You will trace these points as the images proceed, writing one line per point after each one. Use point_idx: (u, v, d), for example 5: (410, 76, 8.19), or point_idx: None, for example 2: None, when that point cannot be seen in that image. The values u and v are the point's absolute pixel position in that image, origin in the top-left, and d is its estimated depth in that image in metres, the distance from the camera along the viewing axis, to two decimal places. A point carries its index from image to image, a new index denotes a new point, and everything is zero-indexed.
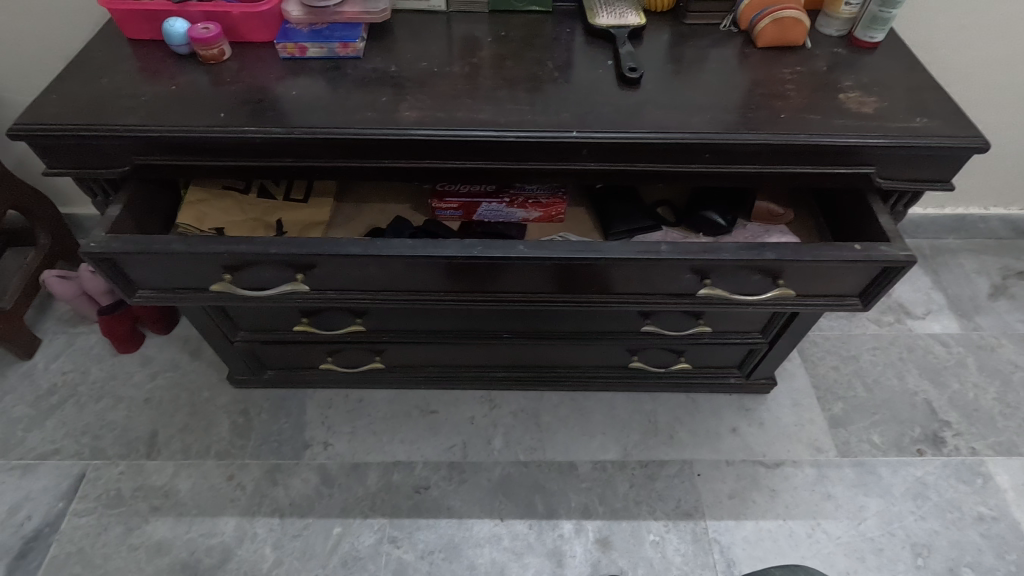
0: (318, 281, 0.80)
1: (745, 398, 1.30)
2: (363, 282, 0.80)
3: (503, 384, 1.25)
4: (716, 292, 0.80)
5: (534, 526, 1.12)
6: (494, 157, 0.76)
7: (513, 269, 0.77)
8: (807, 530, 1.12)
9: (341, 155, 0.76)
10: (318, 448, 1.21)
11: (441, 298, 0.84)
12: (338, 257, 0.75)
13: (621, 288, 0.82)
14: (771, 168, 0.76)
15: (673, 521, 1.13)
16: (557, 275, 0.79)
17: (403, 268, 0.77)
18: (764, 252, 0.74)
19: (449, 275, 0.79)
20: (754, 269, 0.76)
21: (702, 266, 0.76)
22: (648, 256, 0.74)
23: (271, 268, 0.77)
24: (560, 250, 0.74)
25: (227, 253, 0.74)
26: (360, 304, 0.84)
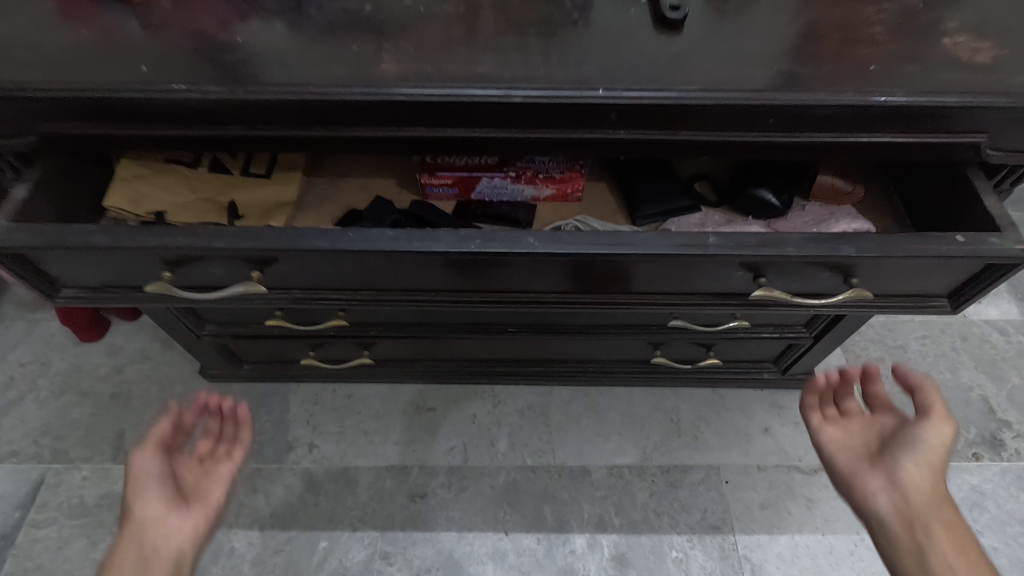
0: (280, 278, 0.65)
1: (778, 394, 1.16)
2: (337, 279, 0.66)
3: (508, 378, 1.12)
4: (774, 295, 0.66)
5: (544, 541, 1.01)
6: (496, 122, 0.60)
7: (522, 266, 0.63)
8: (849, 547, 1.00)
9: (302, 121, 0.60)
10: (302, 450, 1.09)
11: (433, 295, 0.70)
12: (302, 253, 0.60)
13: (650, 284, 0.67)
14: (851, 136, 0.60)
15: (698, 535, 1.01)
16: (574, 272, 0.64)
17: (384, 264, 0.62)
18: (840, 246, 0.58)
19: (442, 270, 0.64)
20: (822, 266, 0.61)
21: (758, 262, 0.60)
22: (691, 251, 0.59)
23: (220, 265, 0.63)
24: (579, 242, 0.59)
25: (160, 247, 0.58)
26: (336, 303, 0.70)
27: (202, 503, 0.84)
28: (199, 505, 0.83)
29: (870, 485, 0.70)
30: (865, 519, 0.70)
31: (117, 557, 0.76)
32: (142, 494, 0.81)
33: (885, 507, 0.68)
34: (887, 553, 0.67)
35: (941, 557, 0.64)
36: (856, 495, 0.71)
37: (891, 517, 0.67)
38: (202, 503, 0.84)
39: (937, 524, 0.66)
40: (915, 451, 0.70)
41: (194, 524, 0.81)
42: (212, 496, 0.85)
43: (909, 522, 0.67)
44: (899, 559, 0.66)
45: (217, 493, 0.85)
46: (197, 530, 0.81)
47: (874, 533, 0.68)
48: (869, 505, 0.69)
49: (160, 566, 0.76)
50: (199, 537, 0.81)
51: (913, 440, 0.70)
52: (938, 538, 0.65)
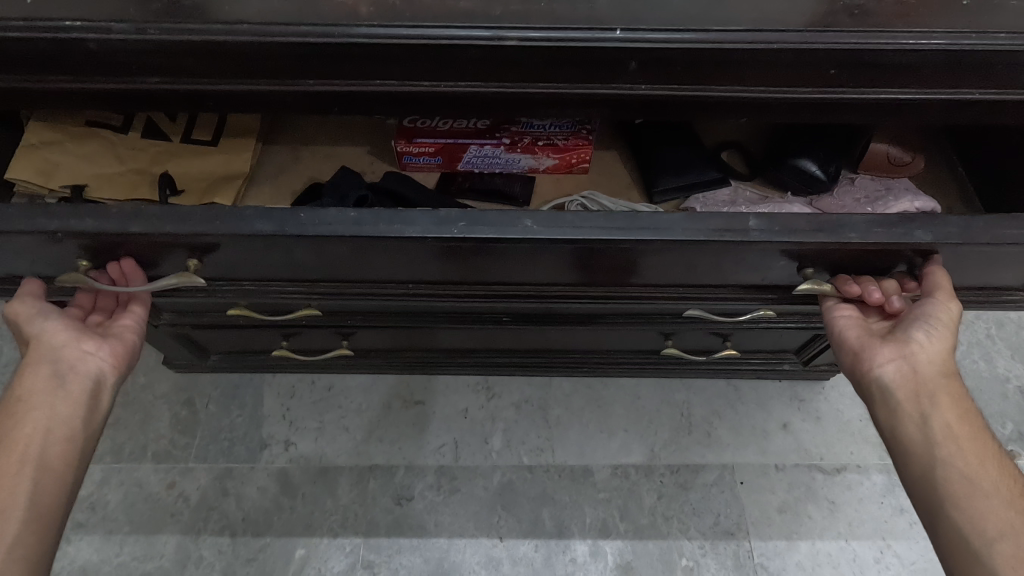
0: (223, 265, 0.55)
1: (798, 386, 1.06)
2: (296, 268, 0.55)
3: (502, 369, 1.01)
4: (824, 287, 0.55)
5: (542, 548, 0.92)
6: (484, 75, 0.48)
7: (515, 256, 0.52)
8: (874, 555, 0.92)
9: (241, 72, 0.48)
10: (277, 448, 1.00)
11: (409, 288, 0.59)
12: (247, 239, 0.49)
13: (666, 275, 0.57)
14: (925, 94, 0.48)
15: (711, 542, 0.93)
16: (578, 262, 0.53)
17: (349, 251, 0.52)
18: (913, 231, 0.49)
19: (421, 259, 0.53)
20: (877, 254, 0.52)
21: (800, 249, 0.50)
22: (728, 238, 0.49)
23: (149, 253, 0.52)
24: (587, 225, 0.49)
25: (74, 231, 0.48)
26: (295, 296, 0.60)
27: (118, 337, 0.58)
28: (117, 343, 0.58)
29: (872, 350, 0.55)
30: (864, 388, 0.57)
31: (10, 399, 0.52)
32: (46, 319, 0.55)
33: (889, 374, 0.54)
34: (887, 424, 0.54)
35: (947, 432, 0.51)
36: (855, 365, 0.57)
37: (895, 384, 0.54)
38: (118, 334, 0.58)
39: (947, 393, 0.53)
40: (930, 317, 0.53)
41: (113, 361, 0.57)
42: (132, 331, 0.60)
43: (915, 389, 0.53)
44: (900, 430, 0.53)
45: (134, 324, 0.60)
46: (116, 364, 0.58)
47: (874, 403, 0.55)
48: (870, 373, 0.55)
49: (68, 402, 0.53)
50: (117, 378, 0.58)
51: (927, 309, 0.53)
52: (948, 406, 0.52)
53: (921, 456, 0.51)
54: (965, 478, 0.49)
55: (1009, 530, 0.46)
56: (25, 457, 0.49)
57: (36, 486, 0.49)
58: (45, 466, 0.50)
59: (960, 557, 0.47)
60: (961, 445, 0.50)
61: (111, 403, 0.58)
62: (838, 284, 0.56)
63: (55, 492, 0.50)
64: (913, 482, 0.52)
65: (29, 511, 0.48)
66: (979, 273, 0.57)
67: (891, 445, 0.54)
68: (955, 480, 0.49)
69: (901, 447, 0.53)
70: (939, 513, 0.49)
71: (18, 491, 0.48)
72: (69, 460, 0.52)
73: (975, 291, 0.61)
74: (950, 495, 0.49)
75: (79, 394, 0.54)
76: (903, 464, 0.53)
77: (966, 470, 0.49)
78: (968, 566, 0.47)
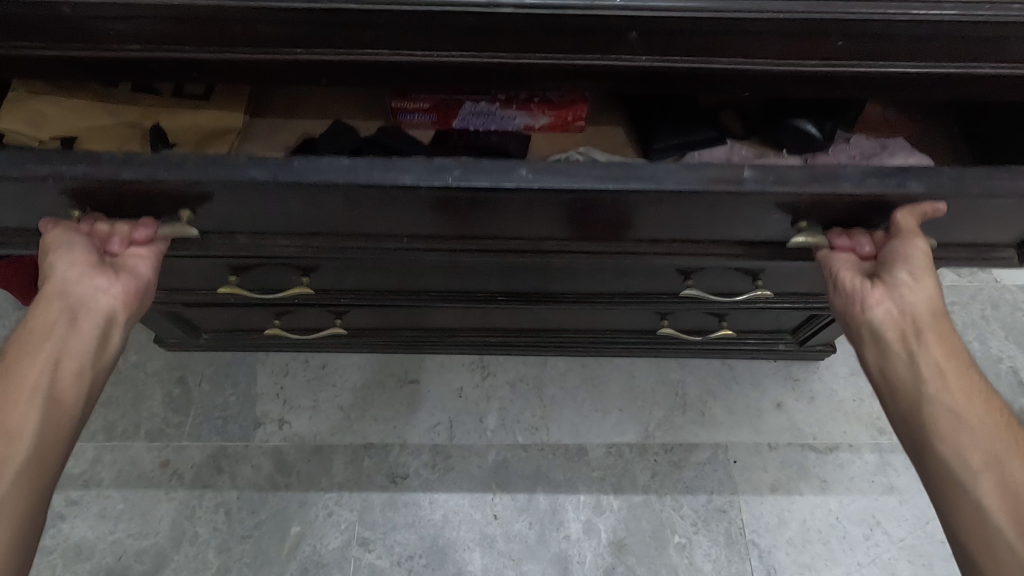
0: (217, 216, 0.55)
1: (792, 365, 1.06)
2: (290, 218, 0.55)
3: (498, 349, 1.01)
4: (820, 240, 0.55)
5: (536, 525, 0.93)
6: (478, 44, 0.46)
7: (511, 208, 0.52)
8: (864, 532, 0.93)
9: (226, 40, 0.46)
10: (272, 426, 0.99)
11: (404, 242, 0.59)
12: (238, 185, 0.48)
13: (661, 229, 0.56)
14: (935, 67, 0.47)
15: (703, 519, 0.94)
16: (571, 214, 0.53)
17: (344, 202, 0.51)
18: (905, 182, 0.49)
19: (414, 210, 0.52)
20: (870, 206, 0.52)
21: (799, 199, 0.50)
22: (723, 187, 0.48)
23: (143, 201, 0.52)
24: (582, 175, 0.48)
25: (67, 176, 0.47)
26: (292, 249, 0.60)
27: (131, 273, 0.54)
28: (130, 279, 0.54)
29: (860, 294, 0.53)
30: (852, 329, 0.55)
31: (23, 334, 0.50)
32: (58, 256, 0.52)
33: (878, 315, 0.52)
34: (877, 364, 0.53)
35: (934, 368, 0.50)
36: (844, 309, 0.55)
37: (884, 324, 0.52)
38: (131, 271, 0.54)
39: (935, 330, 0.51)
40: (913, 260, 0.51)
41: (125, 300, 0.54)
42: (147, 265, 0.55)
43: (903, 329, 0.52)
44: (890, 370, 0.52)
45: (150, 260, 0.55)
46: (128, 301, 0.54)
47: (863, 344, 0.54)
48: (860, 314, 0.53)
49: (79, 338, 0.51)
50: (130, 317, 0.55)
51: (904, 253, 0.52)
52: (936, 344, 0.51)
53: (908, 394, 0.51)
54: (951, 412, 0.48)
55: (993, 460, 0.46)
56: (34, 387, 0.48)
57: (45, 419, 0.47)
58: (54, 400, 0.48)
59: (945, 490, 0.47)
60: (948, 381, 0.50)
61: (124, 342, 0.55)
62: (830, 237, 0.55)
63: (61, 430, 0.48)
64: (904, 420, 0.51)
65: (35, 444, 0.46)
66: (971, 228, 0.56)
67: (880, 384, 0.54)
68: (941, 416, 0.48)
69: (891, 385, 0.52)
70: (927, 449, 0.49)
71: (29, 422, 0.46)
72: (76, 398, 0.50)
73: (966, 247, 0.61)
74: (936, 429, 0.48)
75: (89, 331, 0.52)
76: (893, 404, 0.52)
77: (953, 405, 0.48)
78: (953, 498, 0.46)
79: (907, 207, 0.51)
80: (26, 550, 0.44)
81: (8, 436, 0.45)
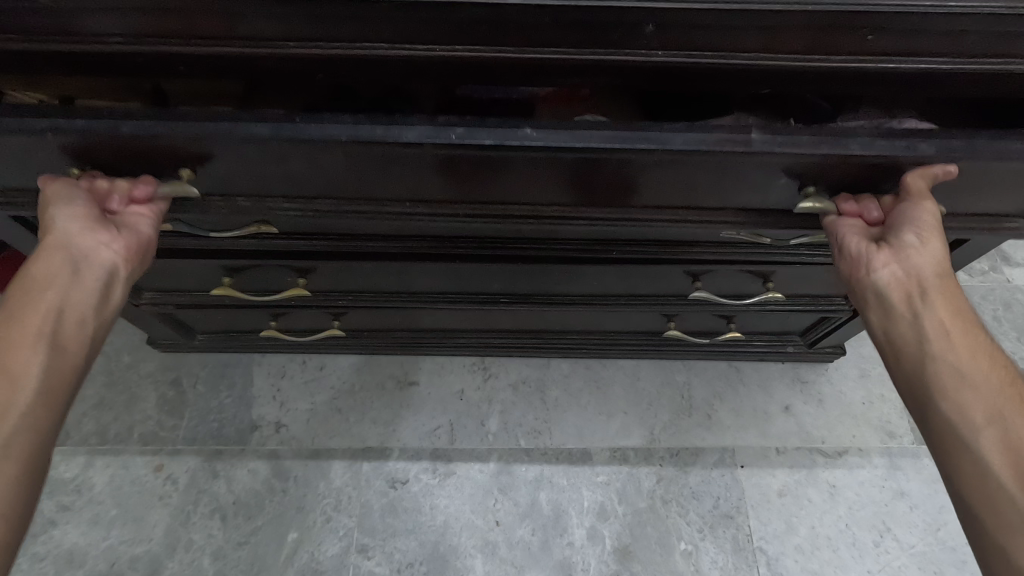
0: (217, 179, 0.53)
1: (800, 367, 1.04)
2: (285, 182, 0.53)
3: (499, 351, 0.99)
4: (826, 206, 0.52)
5: (540, 531, 0.91)
6: (482, 38, 0.43)
7: (515, 171, 0.50)
8: (874, 539, 0.91)
9: (213, 33, 0.43)
10: (268, 430, 0.97)
11: (404, 208, 0.56)
12: (239, 142, 0.47)
13: (667, 195, 0.54)
14: (967, 63, 0.44)
15: (709, 525, 0.92)
16: (576, 177, 0.51)
17: (345, 163, 0.50)
18: (916, 143, 0.47)
19: (414, 172, 0.51)
20: (883, 171, 0.50)
21: (811, 162, 0.48)
22: (730, 147, 0.47)
23: (143, 160, 0.50)
24: (588, 134, 0.47)
25: (64, 130, 0.46)
26: (291, 211, 0.57)
27: (133, 230, 0.51)
28: (132, 235, 0.51)
29: (865, 257, 0.51)
30: (855, 292, 0.53)
31: (21, 280, 0.48)
32: (57, 208, 0.48)
33: (885, 278, 0.50)
34: (879, 325, 0.52)
35: (938, 328, 0.49)
36: (848, 272, 0.53)
37: (890, 287, 0.50)
38: (132, 228, 0.51)
39: (941, 290, 0.49)
40: (921, 222, 0.49)
41: (128, 257, 0.51)
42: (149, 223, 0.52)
43: (909, 291, 0.50)
44: (893, 332, 0.51)
45: (152, 218, 0.52)
46: (130, 258, 0.51)
47: (866, 306, 0.52)
48: (865, 278, 0.51)
49: (81, 288, 0.49)
50: (132, 273, 0.52)
51: (913, 216, 0.49)
52: (941, 304, 0.49)
53: (912, 353, 0.50)
54: (955, 372, 0.47)
55: (995, 417, 0.46)
56: (38, 330, 0.46)
57: (50, 364, 0.46)
58: (57, 347, 0.47)
59: (946, 446, 0.47)
60: (952, 340, 0.49)
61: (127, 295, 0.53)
62: (840, 205, 0.52)
63: (65, 375, 0.47)
64: (906, 380, 0.51)
65: (40, 388, 0.45)
66: (979, 198, 0.55)
67: (881, 345, 0.53)
68: (944, 374, 0.48)
69: (893, 346, 0.51)
70: (928, 407, 0.48)
71: (32, 366, 0.45)
72: (81, 343, 0.49)
73: (977, 217, 0.58)
74: (938, 387, 0.48)
75: (92, 283, 0.49)
76: (895, 362, 0.52)
77: (956, 364, 0.48)
78: (954, 454, 0.46)
79: (916, 170, 0.49)
80: (36, 492, 0.43)
81: (13, 380, 0.44)
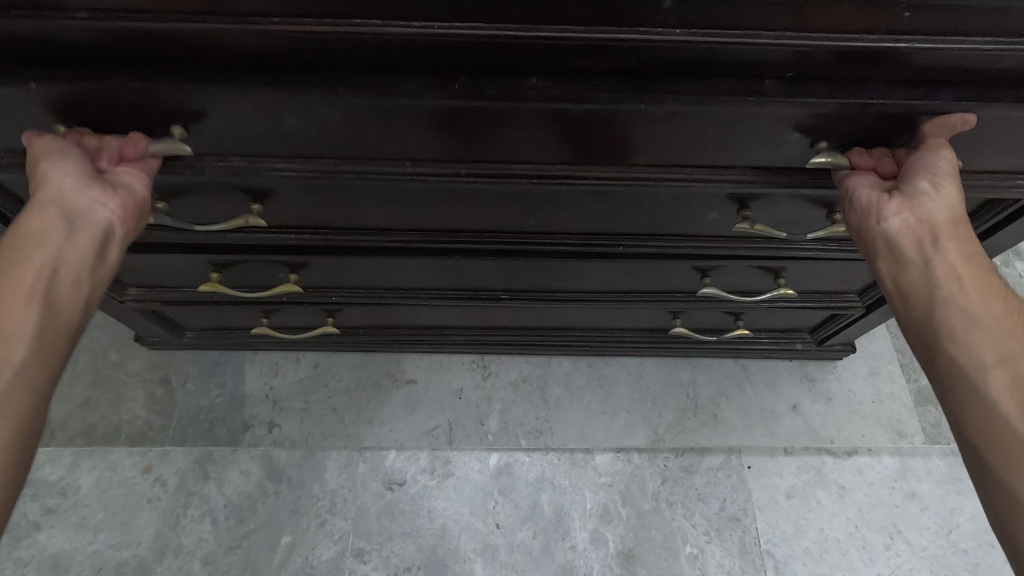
0: (211, 139, 0.49)
1: (808, 364, 1.01)
2: (275, 141, 0.49)
3: (499, 348, 0.96)
4: (839, 159, 0.49)
5: (541, 535, 0.88)
6: (486, 15, 0.40)
7: (523, 128, 0.47)
8: (885, 541, 0.88)
9: (192, 9, 0.39)
10: (261, 430, 0.94)
11: (407, 168, 0.52)
12: (235, 93, 0.44)
13: (679, 154, 0.51)
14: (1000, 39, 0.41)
15: (715, 528, 0.89)
16: (585, 134, 0.48)
17: (343, 119, 0.47)
18: (935, 94, 0.45)
19: (418, 132, 0.48)
20: (899, 123, 0.47)
21: (828, 115, 0.46)
22: (742, 98, 0.45)
23: (131, 115, 0.47)
24: (596, 83, 0.45)
25: (48, 78, 0.43)
26: (288, 176, 0.53)
27: (127, 188, 0.47)
28: (126, 192, 0.47)
29: (876, 206, 0.48)
30: (864, 242, 0.50)
31: (10, 237, 0.43)
32: (48, 162, 0.45)
33: (896, 227, 0.47)
34: (889, 274, 0.49)
35: (950, 273, 0.46)
36: (858, 223, 0.50)
37: (901, 235, 0.47)
38: (125, 185, 0.47)
39: (956, 236, 0.46)
40: (936, 169, 0.46)
41: (122, 215, 0.47)
42: (142, 183, 0.49)
43: (920, 239, 0.47)
44: (903, 281, 0.48)
45: (145, 178, 0.49)
46: (126, 217, 0.47)
47: (875, 256, 0.49)
48: (875, 227, 0.48)
49: (78, 247, 0.44)
50: (128, 233, 0.48)
51: (928, 164, 0.46)
52: (954, 251, 0.46)
53: (921, 302, 0.47)
54: (965, 312, 0.44)
55: (1006, 357, 0.42)
56: (32, 289, 0.42)
57: (45, 319, 0.42)
58: (53, 304, 0.43)
59: (952, 386, 0.44)
60: (964, 285, 0.45)
61: (121, 257, 0.49)
62: (852, 157, 0.49)
63: (60, 330, 0.43)
64: (915, 326, 0.48)
65: (33, 343, 0.41)
66: (1002, 154, 0.52)
67: (890, 294, 0.50)
68: (954, 319, 0.45)
69: (903, 295, 0.48)
70: (936, 348, 0.46)
71: (26, 320, 0.41)
72: (76, 304, 0.45)
73: (997, 179, 0.55)
74: (947, 328, 0.45)
75: (89, 242, 0.45)
76: (904, 309, 0.49)
77: (967, 306, 0.45)
78: (960, 393, 0.43)
79: (934, 120, 0.46)
80: (26, 457, 0.40)
81: (7, 339, 0.40)
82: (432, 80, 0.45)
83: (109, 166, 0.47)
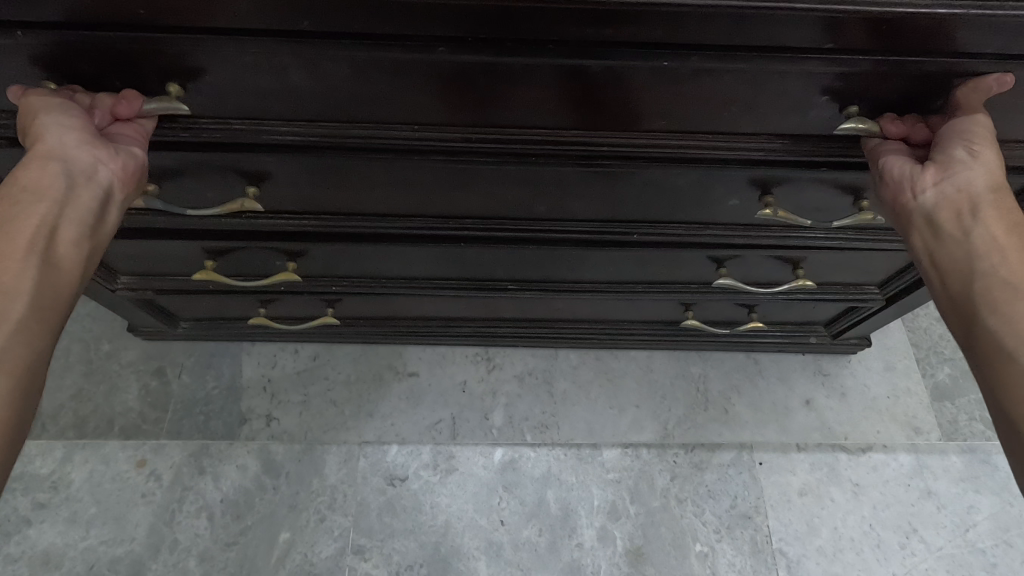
0: (210, 101, 0.46)
1: (822, 358, 0.99)
2: (271, 101, 0.46)
3: (504, 341, 0.93)
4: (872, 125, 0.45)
5: (547, 532, 0.86)
6: None
7: (543, 86, 0.44)
8: (900, 541, 0.86)
9: None
10: (258, 424, 0.91)
11: (413, 131, 0.49)
12: (229, 43, 0.41)
13: (703, 120, 0.47)
14: None
15: (726, 526, 0.87)
16: (605, 96, 0.45)
17: (346, 76, 0.44)
18: (978, 59, 0.42)
19: (428, 91, 0.45)
20: (937, 83, 0.44)
21: (864, 75, 0.43)
22: (772, 55, 0.42)
23: (124, 71, 0.43)
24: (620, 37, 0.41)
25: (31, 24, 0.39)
26: (290, 139, 0.49)
27: (127, 149, 0.45)
28: (127, 154, 0.45)
29: (909, 176, 0.45)
30: (897, 217, 0.47)
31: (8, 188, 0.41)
32: (44, 118, 0.42)
33: (931, 197, 0.44)
34: (925, 249, 0.46)
35: (991, 243, 0.43)
36: (890, 197, 0.47)
37: (937, 206, 0.44)
38: (124, 147, 0.45)
39: (996, 205, 0.43)
40: (971, 133, 0.43)
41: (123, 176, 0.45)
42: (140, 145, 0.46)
43: (958, 208, 0.44)
44: (940, 255, 0.45)
45: (142, 140, 0.46)
46: (126, 178, 0.45)
47: (910, 231, 0.47)
48: (909, 200, 0.46)
49: (77, 207, 0.42)
50: (127, 197, 0.46)
51: (961, 131, 0.44)
52: (996, 219, 0.43)
53: (958, 275, 0.44)
54: (1005, 282, 0.41)
55: None
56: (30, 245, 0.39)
57: (45, 275, 0.40)
58: (51, 261, 0.40)
59: (990, 360, 0.40)
60: (1006, 254, 0.42)
61: (117, 221, 0.47)
62: (883, 124, 0.46)
63: (61, 291, 0.41)
64: (953, 302, 0.44)
65: (34, 300, 0.39)
66: None
67: (927, 270, 0.47)
68: (992, 289, 0.41)
69: (940, 269, 0.45)
70: (974, 322, 0.42)
71: (25, 278, 0.38)
72: (75, 265, 0.42)
73: None
74: (986, 299, 0.41)
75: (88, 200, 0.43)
76: (941, 285, 0.46)
77: (1008, 276, 0.41)
78: (999, 368, 0.39)
79: (968, 83, 0.43)
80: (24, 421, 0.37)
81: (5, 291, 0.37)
82: (444, 46, 0.41)
83: (106, 124, 0.44)
